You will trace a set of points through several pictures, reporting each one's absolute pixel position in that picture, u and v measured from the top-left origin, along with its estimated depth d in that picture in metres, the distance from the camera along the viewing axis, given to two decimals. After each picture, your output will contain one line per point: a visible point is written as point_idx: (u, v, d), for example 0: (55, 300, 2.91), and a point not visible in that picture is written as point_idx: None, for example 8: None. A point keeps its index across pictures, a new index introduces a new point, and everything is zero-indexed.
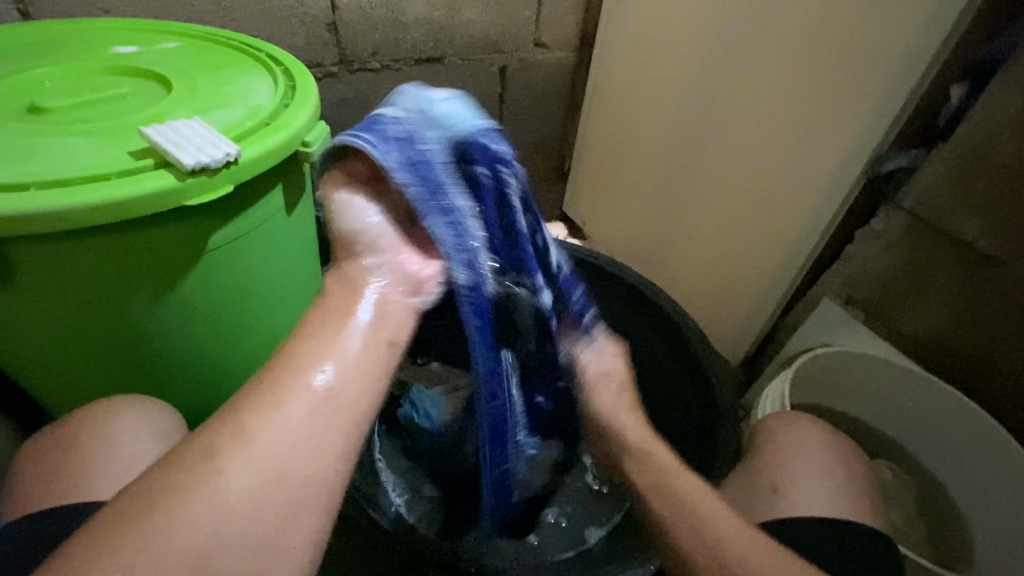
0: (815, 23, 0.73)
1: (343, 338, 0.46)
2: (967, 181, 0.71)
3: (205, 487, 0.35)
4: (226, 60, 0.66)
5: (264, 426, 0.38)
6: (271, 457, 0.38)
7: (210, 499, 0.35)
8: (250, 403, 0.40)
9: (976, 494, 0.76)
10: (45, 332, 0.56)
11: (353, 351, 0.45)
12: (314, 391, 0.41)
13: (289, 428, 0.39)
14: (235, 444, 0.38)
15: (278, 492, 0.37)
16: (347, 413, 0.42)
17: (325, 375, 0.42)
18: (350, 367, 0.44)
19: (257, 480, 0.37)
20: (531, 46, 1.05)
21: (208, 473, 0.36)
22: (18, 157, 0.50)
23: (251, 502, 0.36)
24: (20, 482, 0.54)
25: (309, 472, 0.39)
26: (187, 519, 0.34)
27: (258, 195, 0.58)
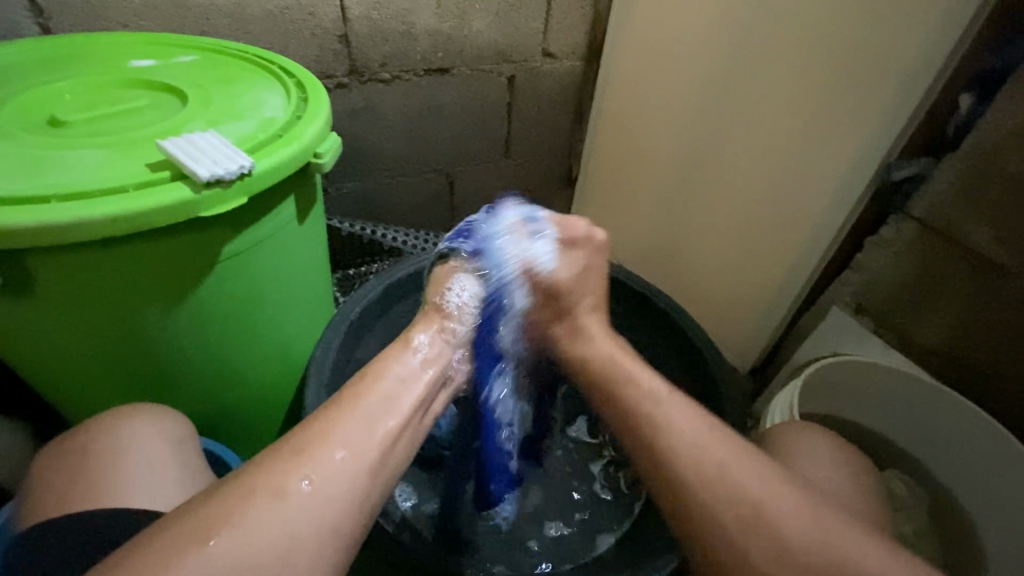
0: (823, 33, 0.74)
1: (403, 397, 0.48)
2: (977, 190, 0.70)
3: (260, 513, 0.37)
4: (241, 74, 0.67)
5: (329, 460, 0.41)
6: (314, 502, 0.39)
7: (265, 527, 0.37)
8: (316, 440, 0.42)
9: (989, 505, 0.75)
10: (62, 340, 0.57)
11: (407, 413, 0.47)
12: (368, 440, 0.43)
13: (323, 484, 0.40)
14: (291, 479, 0.39)
15: (321, 529, 0.39)
16: (393, 461, 0.45)
17: (387, 429, 0.45)
18: (402, 434, 0.46)
19: (301, 514, 0.38)
20: (539, 55, 1.06)
21: (263, 500, 0.38)
22: (39, 169, 0.52)
23: (293, 536, 0.37)
24: (37, 487, 0.55)
25: (348, 516, 0.40)
26: (239, 545, 0.36)
27: (269, 205, 0.59)
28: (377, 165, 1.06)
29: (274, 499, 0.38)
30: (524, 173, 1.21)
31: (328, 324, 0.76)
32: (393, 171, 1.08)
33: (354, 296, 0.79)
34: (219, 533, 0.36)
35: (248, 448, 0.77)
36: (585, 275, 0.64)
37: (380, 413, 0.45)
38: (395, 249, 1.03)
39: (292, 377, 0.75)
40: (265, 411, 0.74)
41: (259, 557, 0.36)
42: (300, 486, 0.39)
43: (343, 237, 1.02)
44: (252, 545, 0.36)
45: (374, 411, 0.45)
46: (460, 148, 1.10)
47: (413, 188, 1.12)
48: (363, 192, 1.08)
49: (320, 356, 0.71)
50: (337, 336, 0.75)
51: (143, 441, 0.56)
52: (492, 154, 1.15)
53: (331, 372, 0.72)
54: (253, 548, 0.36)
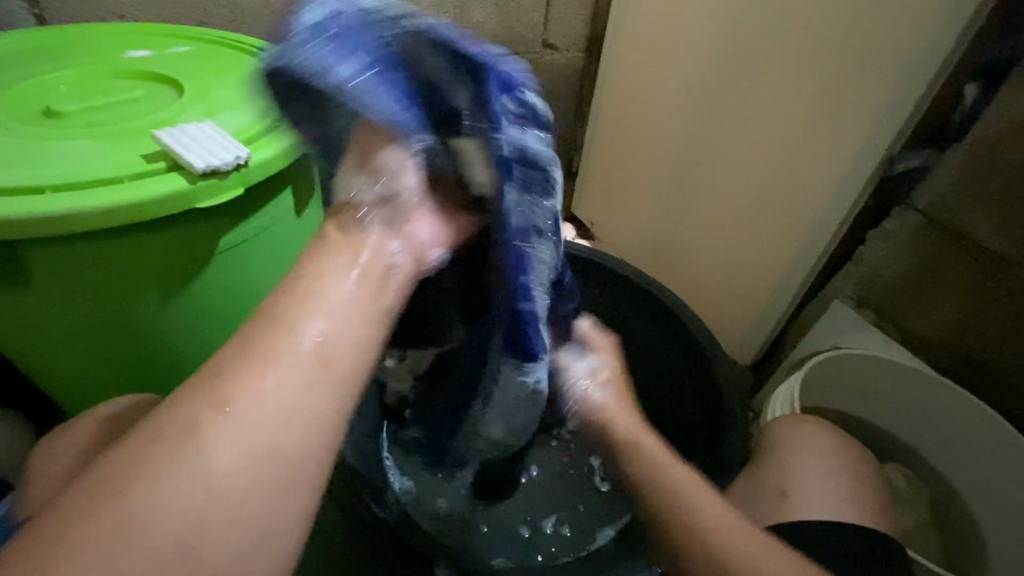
0: (827, 22, 0.73)
1: (331, 292, 0.37)
2: (981, 182, 0.69)
3: (170, 462, 0.30)
4: (237, 64, 0.67)
5: (256, 388, 0.33)
6: (238, 440, 0.32)
7: (185, 478, 0.30)
8: (230, 375, 0.33)
9: (989, 500, 0.75)
10: (60, 332, 0.57)
11: (340, 311, 0.37)
12: (297, 354, 0.35)
13: (249, 417, 0.32)
14: (205, 412, 0.32)
15: (258, 463, 0.32)
16: (337, 371, 0.35)
17: (313, 335, 0.35)
18: (337, 331, 0.36)
19: (231, 459, 0.32)
20: (539, 47, 1.05)
21: (181, 445, 0.31)
22: (33, 160, 0.51)
23: (219, 488, 0.31)
24: (31, 481, 0.54)
25: (290, 444, 0.33)
26: (162, 498, 0.30)
27: (267, 197, 0.58)
28: None
29: (192, 443, 0.31)
30: None
31: None
32: None
33: None
34: (137, 481, 0.30)
35: None
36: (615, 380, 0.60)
37: (311, 311, 0.36)
38: None
39: None
40: None
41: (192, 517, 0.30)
42: (227, 421, 0.32)
43: None
44: (177, 495, 0.30)
45: (307, 312, 0.36)
46: None
47: None
48: None
49: None
50: None
51: None
52: None
53: None
54: (177, 504, 0.30)
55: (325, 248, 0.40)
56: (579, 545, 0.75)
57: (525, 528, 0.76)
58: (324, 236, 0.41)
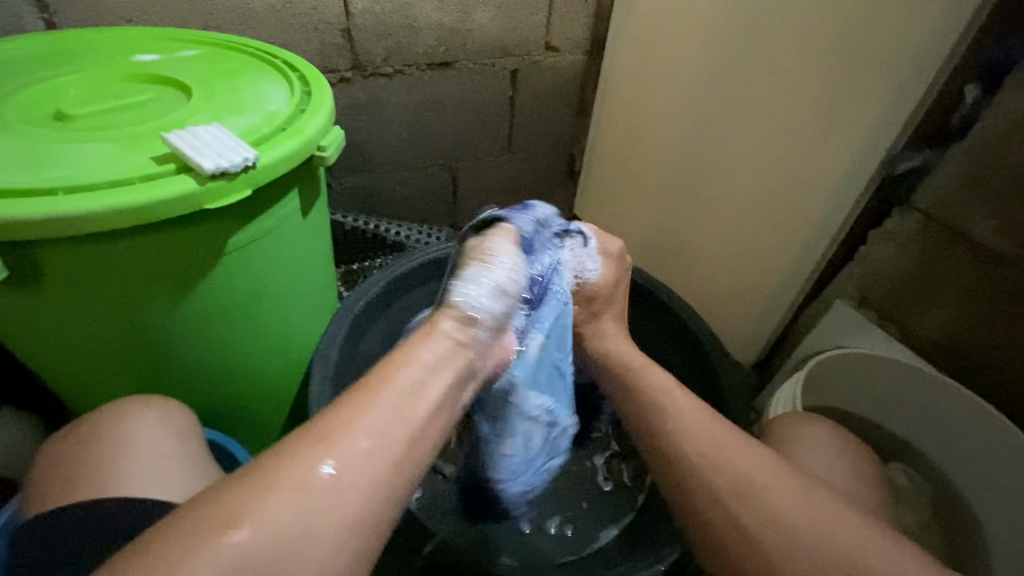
0: (828, 23, 0.73)
1: (430, 383, 0.43)
2: (983, 182, 0.70)
3: (274, 504, 0.35)
4: (243, 68, 0.67)
5: (354, 448, 0.38)
6: (329, 497, 0.36)
7: (288, 515, 0.35)
8: (339, 434, 0.38)
9: (990, 498, 0.75)
10: (70, 331, 0.58)
11: (433, 401, 0.42)
12: (395, 429, 0.40)
13: (347, 480, 0.37)
14: (309, 469, 0.37)
15: (345, 517, 0.36)
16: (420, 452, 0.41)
17: (409, 417, 0.40)
18: (430, 416, 0.42)
19: (322, 507, 0.36)
20: (542, 49, 1.06)
21: (287, 487, 0.36)
22: (46, 163, 0.52)
23: (307, 535, 0.35)
24: (44, 478, 0.55)
25: (371, 506, 0.37)
26: (266, 528, 0.34)
27: (274, 198, 0.59)
28: (380, 160, 1.06)
29: (294, 487, 0.36)
30: (526, 168, 1.21)
31: (332, 316, 0.76)
32: (397, 166, 1.08)
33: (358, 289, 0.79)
34: (243, 516, 0.34)
35: (251, 441, 0.78)
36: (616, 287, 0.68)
37: (406, 402, 0.41)
38: (399, 243, 1.03)
39: (297, 370, 0.75)
40: (269, 404, 0.75)
41: (295, 539, 0.35)
42: (324, 474, 0.37)
43: (346, 232, 1.02)
44: (283, 526, 0.35)
45: (409, 389, 0.42)
46: (463, 143, 1.11)
47: (416, 182, 1.12)
48: (365, 187, 1.08)
49: (324, 350, 0.71)
50: (342, 329, 0.75)
51: (146, 434, 0.57)
52: (495, 148, 1.14)
53: (335, 365, 0.72)
54: (266, 541, 0.34)
55: (421, 340, 0.46)
56: (582, 545, 0.75)
57: (528, 526, 0.76)
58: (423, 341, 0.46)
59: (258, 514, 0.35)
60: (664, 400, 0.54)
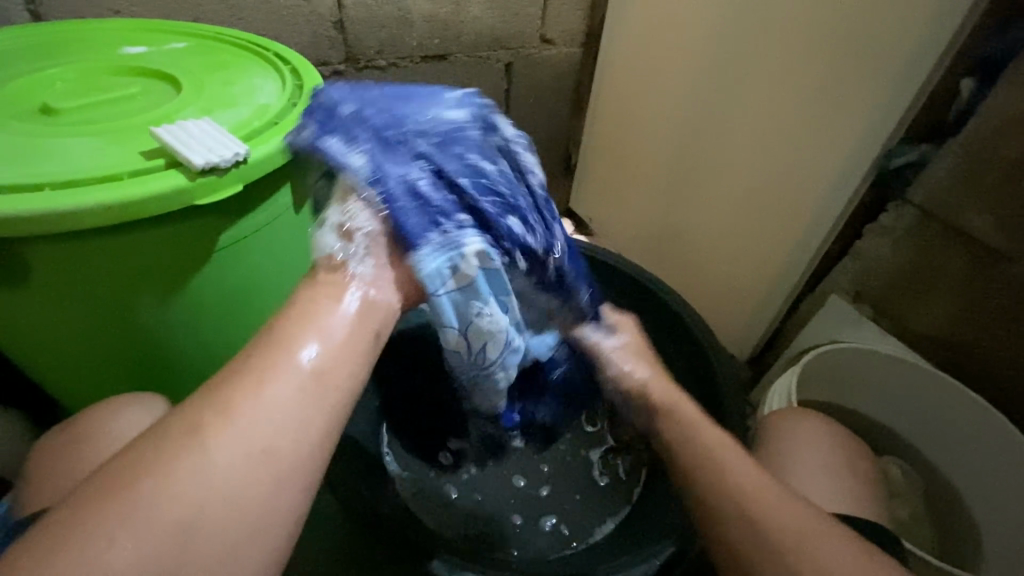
0: (824, 16, 0.73)
1: (328, 324, 0.42)
2: (978, 177, 0.70)
3: (182, 458, 0.33)
4: (234, 61, 0.66)
5: (257, 398, 0.37)
6: (244, 439, 0.35)
7: (186, 476, 0.33)
8: (234, 386, 0.37)
9: (982, 491, 0.76)
10: (59, 329, 0.57)
11: (327, 331, 0.41)
12: (297, 375, 0.38)
13: (257, 422, 0.36)
14: (214, 417, 0.35)
15: (250, 469, 0.35)
16: (330, 394, 0.39)
17: (310, 354, 0.40)
18: (329, 351, 0.40)
19: (236, 461, 0.34)
20: (537, 42, 1.05)
21: (188, 443, 0.34)
22: (33, 158, 0.51)
23: (219, 487, 0.34)
24: (32, 478, 0.54)
25: (286, 453, 0.36)
26: (161, 502, 0.32)
27: (266, 193, 0.58)
28: None
29: (197, 445, 0.34)
30: None
31: None
32: None
33: None
34: (153, 474, 0.33)
35: None
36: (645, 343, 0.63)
37: (297, 342, 0.40)
38: None
39: None
40: None
41: (196, 505, 0.33)
42: (225, 428, 0.35)
43: None
44: (184, 489, 0.33)
45: (308, 334, 0.40)
46: None
47: None
48: None
49: None
50: None
51: (133, 433, 0.56)
52: None
53: None
54: (175, 506, 0.32)
55: (306, 306, 0.43)
56: (576, 541, 0.75)
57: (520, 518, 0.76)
58: (313, 303, 0.43)
59: (160, 479, 0.33)
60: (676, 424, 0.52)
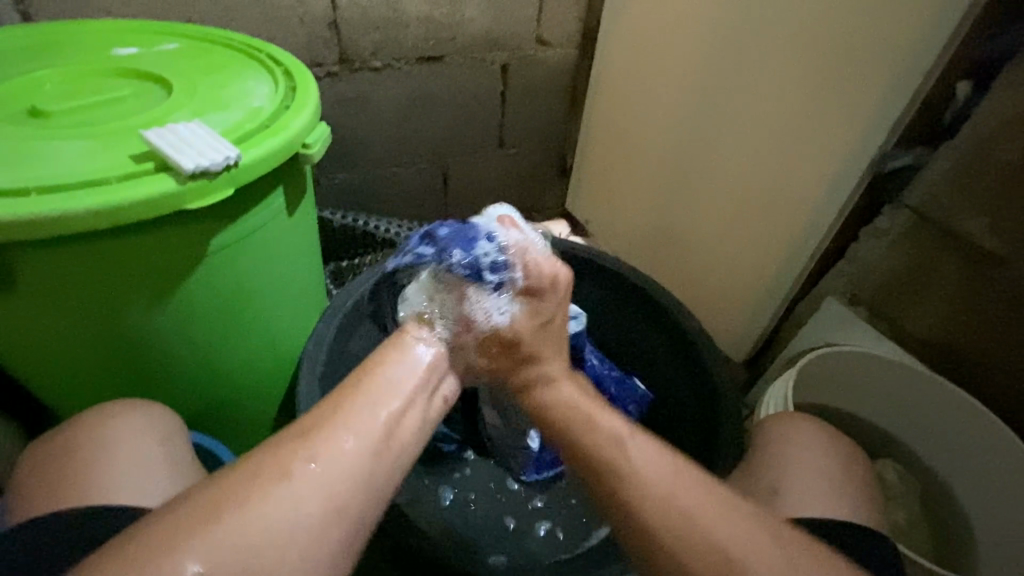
0: (820, 19, 0.73)
1: (401, 376, 0.46)
2: (974, 180, 0.70)
3: (263, 496, 0.37)
4: (227, 63, 0.66)
5: (339, 444, 0.40)
6: (322, 483, 0.38)
7: (271, 510, 0.36)
8: (321, 425, 0.41)
9: (979, 494, 0.76)
10: (48, 334, 0.56)
11: (410, 393, 0.46)
12: (372, 422, 0.42)
13: (336, 465, 0.39)
14: (297, 460, 0.38)
15: (324, 512, 0.38)
16: (397, 443, 0.43)
17: (390, 409, 0.43)
18: (409, 413, 0.45)
19: (308, 501, 0.38)
20: (533, 43, 1.04)
21: (271, 482, 0.37)
22: (22, 161, 0.51)
23: (295, 526, 0.37)
24: (23, 485, 0.54)
25: (354, 500, 0.39)
26: (245, 533, 0.35)
27: (258, 196, 0.57)
28: (369, 156, 1.04)
29: (283, 483, 0.37)
30: (517, 163, 1.19)
31: (321, 316, 0.74)
32: (386, 162, 1.06)
33: (347, 288, 0.77)
34: (229, 514, 0.36)
35: (237, 443, 0.76)
36: (546, 329, 0.53)
37: (379, 396, 0.44)
38: (390, 241, 1.02)
39: (284, 370, 0.74)
40: (256, 404, 0.73)
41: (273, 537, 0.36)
42: (306, 472, 0.38)
43: (334, 229, 1.00)
44: (260, 528, 0.36)
45: (383, 383, 0.45)
46: (453, 138, 1.09)
47: (406, 178, 1.10)
48: (355, 184, 1.06)
49: (313, 350, 0.70)
50: (330, 329, 0.74)
51: (125, 440, 0.55)
52: (485, 143, 1.13)
53: (323, 366, 0.70)
54: (249, 543, 0.35)
55: (382, 359, 0.47)
56: (571, 545, 0.74)
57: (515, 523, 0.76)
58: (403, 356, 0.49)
59: (235, 517, 0.36)
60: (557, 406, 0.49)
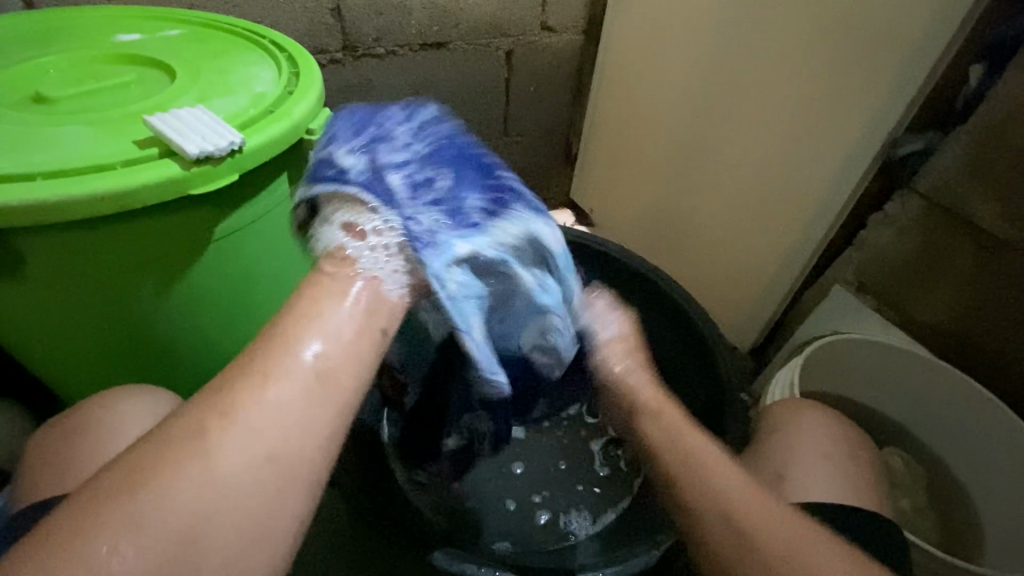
0: (832, 2, 0.71)
1: (329, 319, 0.40)
2: (986, 166, 0.69)
3: (184, 464, 0.33)
4: (230, 48, 0.65)
5: (262, 399, 0.36)
6: (251, 444, 0.34)
7: (191, 479, 0.32)
8: (236, 380, 0.36)
9: (988, 483, 0.75)
10: (55, 320, 0.56)
11: (338, 336, 0.40)
12: (300, 372, 0.37)
13: (263, 422, 0.35)
14: (216, 422, 0.34)
15: (255, 460, 0.34)
16: (338, 387, 0.38)
17: (313, 353, 0.38)
18: (338, 355, 0.39)
19: (238, 463, 0.34)
20: (538, 29, 1.03)
21: (189, 450, 0.33)
22: (26, 148, 0.50)
23: (220, 491, 0.33)
24: (29, 472, 0.54)
25: (293, 458, 0.35)
26: (162, 502, 0.32)
27: (261, 184, 0.57)
28: None
29: (201, 449, 0.33)
30: (522, 151, 1.19)
31: None
32: None
33: None
34: (138, 491, 0.32)
35: None
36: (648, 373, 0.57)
37: (302, 345, 0.38)
38: None
39: None
40: None
41: (200, 509, 0.32)
42: (232, 425, 0.34)
43: None
44: (175, 502, 0.32)
45: (314, 329, 0.39)
46: None
47: None
48: None
49: None
50: None
51: (129, 423, 0.56)
52: (490, 131, 1.12)
53: None
54: (170, 513, 0.31)
55: (308, 297, 0.41)
56: (574, 532, 0.75)
57: (521, 510, 0.77)
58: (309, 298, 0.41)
59: (143, 489, 0.32)
60: (614, 355, 0.59)
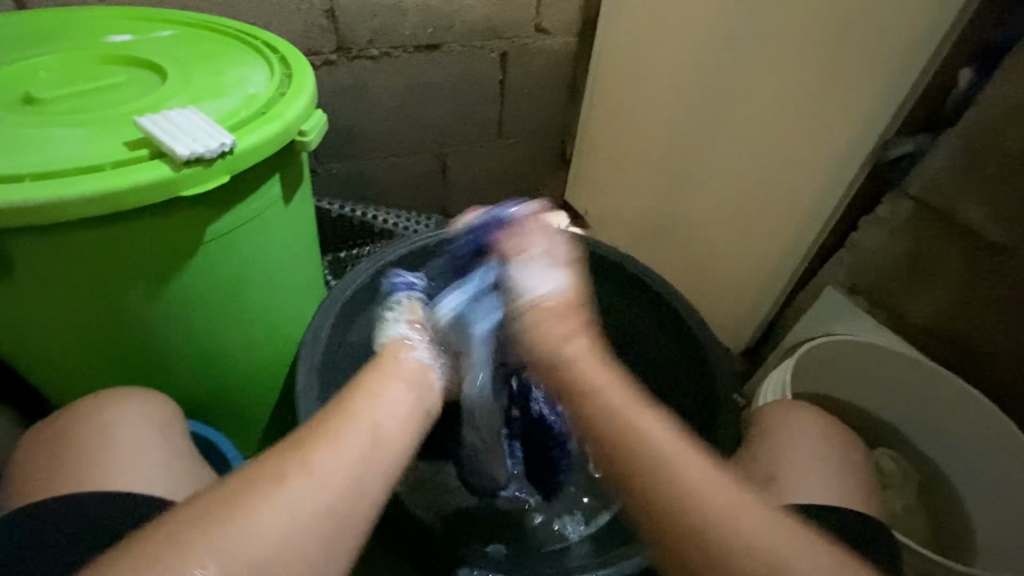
0: (823, 6, 0.72)
1: (382, 410, 0.48)
2: (976, 167, 0.69)
3: (258, 505, 0.37)
4: (222, 49, 0.65)
5: (328, 461, 0.41)
6: (314, 496, 0.39)
7: (259, 525, 0.37)
8: (310, 441, 0.42)
9: (978, 483, 0.76)
10: (44, 322, 0.56)
11: (388, 433, 0.46)
12: (358, 441, 0.44)
13: (330, 477, 0.41)
14: (292, 472, 0.40)
15: (320, 514, 0.39)
16: (385, 456, 0.45)
17: (370, 431, 0.45)
18: (388, 438, 0.46)
19: (300, 512, 0.38)
20: (533, 31, 1.03)
21: (263, 494, 0.38)
22: (15, 149, 0.50)
23: (284, 538, 0.37)
24: (19, 475, 0.54)
25: (344, 513, 0.40)
26: (234, 538, 0.36)
27: (252, 185, 0.57)
28: (367, 145, 1.04)
29: (276, 491, 0.38)
30: (516, 153, 1.19)
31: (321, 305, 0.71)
32: (384, 150, 1.06)
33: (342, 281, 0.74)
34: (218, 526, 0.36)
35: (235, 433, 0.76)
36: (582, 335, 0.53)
37: (362, 422, 0.45)
38: (388, 231, 1.01)
39: (282, 362, 0.74)
40: (255, 395, 0.74)
41: (260, 553, 0.36)
42: (302, 478, 0.40)
43: (333, 219, 1.00)
44: (248, 541, 0.36)
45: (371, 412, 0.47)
46: (453, 128, 1.09)
47: (405, 168, 1.10)
48: (353, 173, 1.06)
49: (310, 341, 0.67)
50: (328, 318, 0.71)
51: (122, 427, 0.55)
52: (485, 133, 1.12)
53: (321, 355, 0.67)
54: (239, 549, 0.36)
55: (364, 390, 0.49)
56: (568, 533, 0.74)
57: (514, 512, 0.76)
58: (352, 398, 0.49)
59: (218, 529, 0.36)
60: (544, 319, 0.54)
